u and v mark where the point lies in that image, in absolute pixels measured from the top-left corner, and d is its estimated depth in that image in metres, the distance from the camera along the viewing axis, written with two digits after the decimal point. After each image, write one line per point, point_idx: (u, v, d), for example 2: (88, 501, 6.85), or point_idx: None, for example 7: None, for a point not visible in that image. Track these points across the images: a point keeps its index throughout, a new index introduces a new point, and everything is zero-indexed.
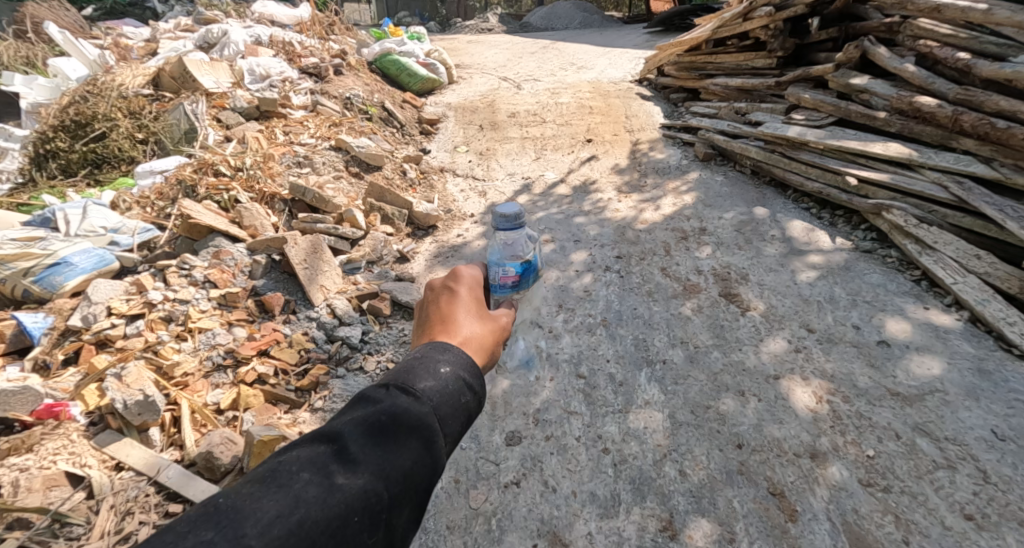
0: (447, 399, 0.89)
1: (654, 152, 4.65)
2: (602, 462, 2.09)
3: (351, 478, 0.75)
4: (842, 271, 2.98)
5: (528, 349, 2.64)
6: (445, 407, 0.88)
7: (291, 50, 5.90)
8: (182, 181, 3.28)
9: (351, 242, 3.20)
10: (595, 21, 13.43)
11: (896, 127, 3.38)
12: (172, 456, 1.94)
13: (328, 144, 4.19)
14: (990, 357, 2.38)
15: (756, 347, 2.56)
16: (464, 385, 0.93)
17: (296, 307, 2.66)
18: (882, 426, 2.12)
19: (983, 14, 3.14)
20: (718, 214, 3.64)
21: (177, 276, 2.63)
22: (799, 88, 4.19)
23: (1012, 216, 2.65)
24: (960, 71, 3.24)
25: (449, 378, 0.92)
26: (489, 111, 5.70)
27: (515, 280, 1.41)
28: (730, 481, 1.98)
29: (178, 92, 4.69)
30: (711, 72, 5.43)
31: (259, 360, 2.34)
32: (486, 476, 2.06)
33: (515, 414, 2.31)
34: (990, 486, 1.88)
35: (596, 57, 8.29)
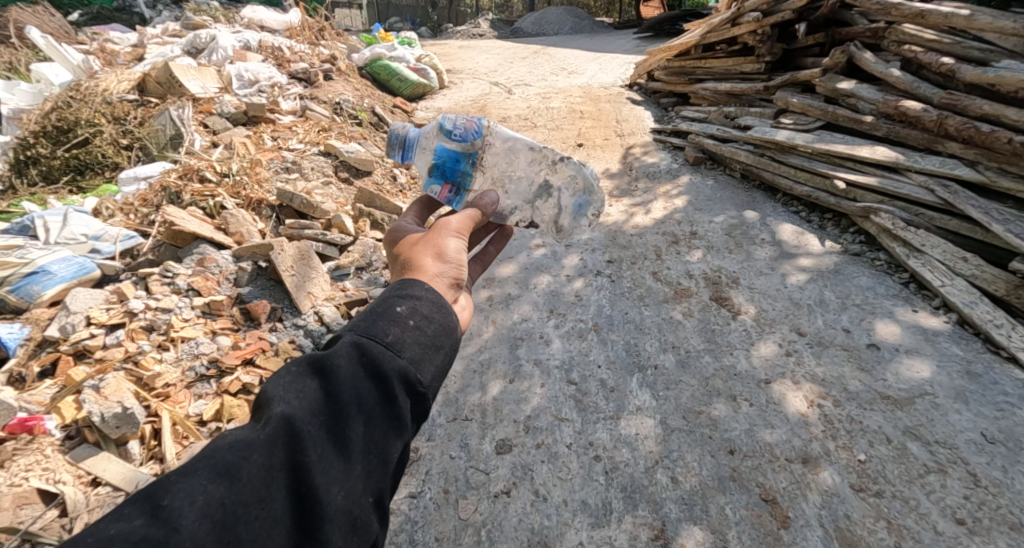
0: (386, 320, 1.05)
1: (645, 156, 4.65)
2: (594, 469, 2.07)
3: (293, 406, 0.91)
4: (831, 275, 2.99)
5: (519, 355, 2.62)
6: (379, 327, 1.03)
7: (280, 56, 5.87)
8: (167, 187, 3.22)
9: (339, 247, 3.16)
10: (586, 27, 13.54)
11: (882, 130, 3.41)
12: (152, 470, 1.90)
13: (317, 149, 4.16)
14: (978, 359, 2.39)
15: (747, 351, 2.55)
16: (411, 299, 1.12)
17: (283, 314, 2.61)
18: (873, 430, 2.12)
19: (966, 19, 3.20)
20: (708, 218, 3.64)
21: (160, 284, 2.59)
22: (787, 93, 4.22)
23: (998, 219, 2.67)
24: (945, 76, 3.28)
25: (390, 302, 1.10)
26: (480, 116, 5.70)
27: (450, 188, 1.92)
28: (722, 488, 1.97)
29: (164, 97, 4.63)
30: (700, 77, 5.45)
31: (244, 370, 2.30)
32: (476, 486, 2.03)
33: (506, 422, 2.28)
34: (980, 490, 1.88)
35: (586, 62, 8.34)
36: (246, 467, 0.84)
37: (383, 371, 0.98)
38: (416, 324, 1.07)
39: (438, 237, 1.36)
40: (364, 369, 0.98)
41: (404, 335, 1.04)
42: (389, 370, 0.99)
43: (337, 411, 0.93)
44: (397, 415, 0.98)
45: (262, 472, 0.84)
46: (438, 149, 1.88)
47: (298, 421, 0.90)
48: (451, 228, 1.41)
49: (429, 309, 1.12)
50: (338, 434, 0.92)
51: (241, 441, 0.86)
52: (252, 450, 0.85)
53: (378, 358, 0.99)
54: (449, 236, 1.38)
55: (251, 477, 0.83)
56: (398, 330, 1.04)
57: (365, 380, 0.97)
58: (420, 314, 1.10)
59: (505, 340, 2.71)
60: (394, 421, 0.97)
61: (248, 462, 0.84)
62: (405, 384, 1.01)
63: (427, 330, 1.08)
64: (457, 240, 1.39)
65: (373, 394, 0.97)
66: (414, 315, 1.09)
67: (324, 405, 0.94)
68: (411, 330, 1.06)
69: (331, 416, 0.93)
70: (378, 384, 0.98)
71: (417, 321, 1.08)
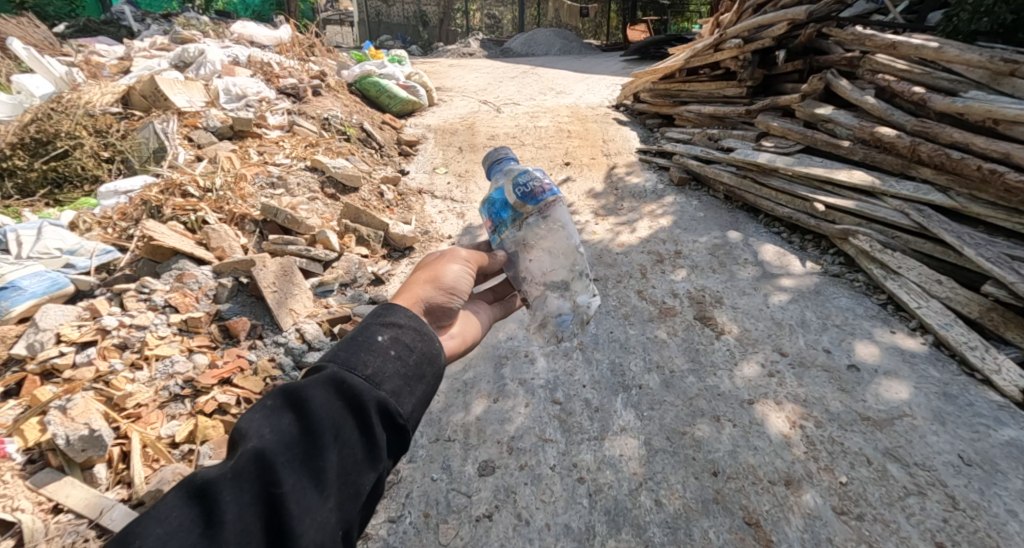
0: (365, 349, 1.02)
1: (631, 176, 4.71)
2: (577, 492, 2.04)
3: (267, 439, 0.88)
4: (812, 295, 3.03)
5: (504, 374, 2.59)
6: (358, 359, 1.00)
7: (269, 71, 5.88)
8: (147, 201, 3.18)
9: (324, 263, 3.14)
10: (573, 48, 13.80)
11: (859, 155, 3.51)
12: (119, 495, 1.83)
13: (304, 164, 4.15)
14: (954, 381, 2.42)
15: (731, 372, 2.56)
16: (393, 326, 1.10)
17: (263, 331, 2.57)
18: (854, 452, 2.13)
19: (935, 51, 3.37)
20: (693, 238, 3.69)
21: (135, 300, 2.53)
22: (769, 117, 4.32)
23: (970, 242, 2.74)
24: (917, 104, 3.39)
25: (372, 331, 1.07)
26: (469, 133, 5.75)
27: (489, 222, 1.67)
28: (707, 511, 1.96)
29: (148, 111, 4.60)
30: (684, 99, 5.57)
31: (220, 390, 2.24)
32: (458, 509, 1.99)
33: (489, 442, 2.25)
34: (959, 513, 1.90)
35: (574, 82, 8.48)
36: (221, 504, 0.81)
37: (359, 397, 0.96)
38: (397, 354, 1.05)
39: (435, 263, 1.38)
40: (342, 399, 0.95)
41: (383, 366, 1.02)
42: (368, 401, 0.96)
43: (313, 443, 0.90)
44: (376, 446, 0.96)
45: (234, 509, 0.81)
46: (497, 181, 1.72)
47: (272, 453, 0.86)
48: (457, 254, 1.42)
49: (413, 337, 1.09)
50: (312, 464, 0.89)
51: (211, 478, 0.82)
52: (223, 486, 0.82)
53: (357, 387, 0.96)
54: (449, 261, 1.39)
55: (224, 515, 0.80)
56: (378, 361, 1.02)
57: (342, 411, 0.94)
58: (401, 343, 1.07)
59: (489, 359, 2.69)
60: (370, 451, 0.95)
61: (221, 499, 0.81)
62: (384, 416, 0.98)
63: (407, 358, 1.06)
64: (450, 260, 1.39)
65: (352, 426, 0.95)
66: (395, 344, 1.06)
67: (299, 436, 0.90)
68: (391, 360, 1.04)
69: (306, 447, 0.90)
70: (357, 415, 0.96)
71: (398, 351, 1.06)
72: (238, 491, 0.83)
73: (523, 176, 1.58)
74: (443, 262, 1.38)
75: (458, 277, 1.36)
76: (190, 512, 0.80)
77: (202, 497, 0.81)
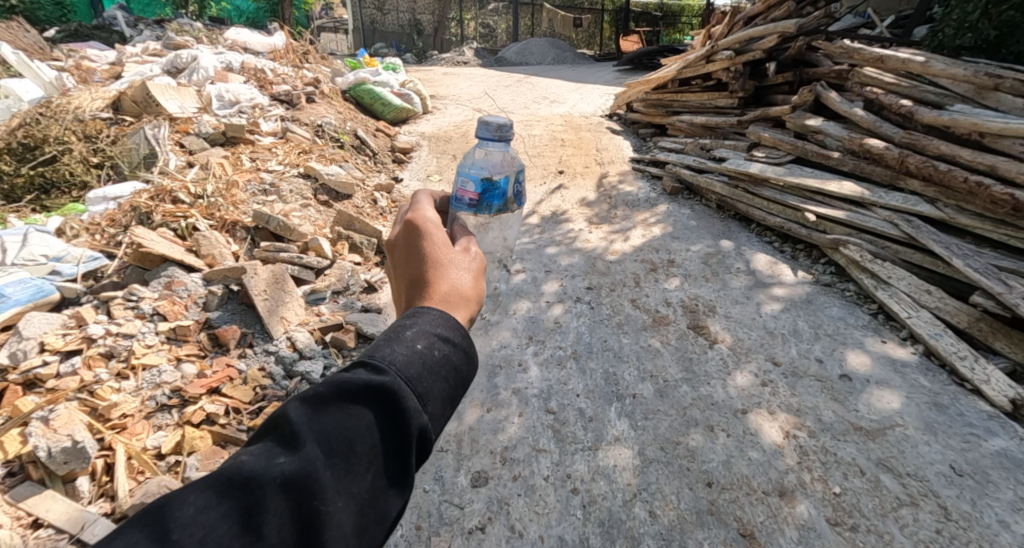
0: (418, 363, 0.87)
1: (624, 185, 4.73)
2: (571, 503, 2.02)
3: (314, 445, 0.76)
4: (804, 304, 3.05)
5: (497, 384, 2.58)
6: (414, 368, 0.87)
7: (262, 77, 5.87)
8: (137, 207, 3.14)
9: (316, 271, 3.11)
10: (566, 59, 13.94)
11: (849, 166, 3.55)
12: (101, 508, 1.79)
13: (297, 171, 4.13)
14: (945, 391, 2.43)
15: (724, 381, 2.56)
16: (445, 341, 0.93)
17: (253, 340, 2.54)
18: (847, 462, 2.13)
19: (921, 65, 3.46)
20: (685, 246, 3.70)
21: (122, 308, 2.50)
22: (760, 128, 4.37)
23: (958, 253, 2.77)
24: (904, 117, 3.44)
25: (423, 340, 0.91)
26: (463, 141, 5.76)
27: (471, 197, 1.42)
28: (701, 522, 1.94)
29: (139, 116, 4.57)
30: (677, 109, 5.62)
31: (209, 399, 2.20)
32: (451, 522, 1.96)
33: (482, 453, 2.23)
34: (952, 524, 1.89)
35: (568, 92, 8.53)
36: (263, 509, 0.71)
37: (411, 419, 0.83)
38: (447, 375, 0.90)
39: (467, 272, 1.13)
40: (391, 418, 0.83)
41: (436, 385, 0.88)
42: (413, 427, 0.83)
43: (356, 461, 0.79)
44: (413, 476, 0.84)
45: (274, 518, 0.71)
46: (502, 164, 1.47)
47: (319, 464, 0.75)
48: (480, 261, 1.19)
49: (461, 360, 0.94)
50: (353, 486, 0.77)
51: (257, 478, 0.72)
52: (269, 489, 0.72)
53: (411, 406, 0.83)
54: (478, 270, 1.17)
55: (262, 525, 0.70)
56: (431, 381, 0.87)
57: (386, 433, 0.83)
58: (451, 363, 0.92)
59: (482, 368, 2.67)
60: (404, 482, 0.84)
61: (265, 503, 0.71)
62: (426, 443, 0.86)
63: (458, 378, 0.92)
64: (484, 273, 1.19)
65: (394, 450, 0.83)
66: (451, 360, 0.92)
67: (345, 446, 0.78)
68: (444, 379, 0.90)
69: (349, 465, 0.78)
70: (400, 440, 0.83)
71: (447, 372, 0.91)
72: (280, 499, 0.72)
73: (521, 177, 1.51)
74: (470, 268, 1.14)
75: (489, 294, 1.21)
76: (226, 508, 0.69)
77: (245, 495, 0.71)
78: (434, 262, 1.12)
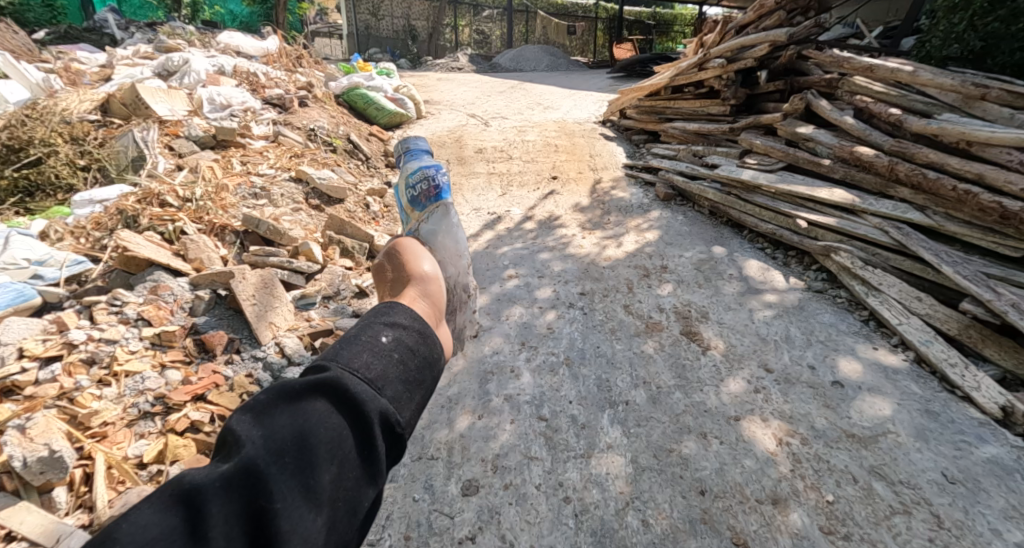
0: (368, 351, 1.00)
1: (617, 191, 4.73)
2: (563, 512, 1.99)
3: (259, 445, 0.83)
4: (796, 311, 3.05)
5: (489, 390, 2.55)
6: (361, 360, 0.98)
7: (254, 81, 5.83)
8: (123, 211, 3.09)
9: (306, 276, 3.08)
10: (561, 65, 14.00)
11: (839, 174, 3.57)
12: (78, 520, 1.74)
13: (288, 174, 4.09)
14: (936, 398, 2.44)
15: (717, 388, 2.55)
16: (396, 326, 1.08)
17: (240, 346, 2.49)
18: (840, 470, 2.12)
19: (909, 75, 3.51)
20: (678, 252, 3.70)
21: (106, 314, 2.45)
22: (751, 135, 4.40)
23: (947, 260, 2.79)
24: (894, 125, 3.47)
25: (375, 330, 1.05)
26: (457, 146, 5.75)
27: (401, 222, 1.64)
28: (694, 531, 1.92)
29: (128, 118, 4.51)
30: (670, 116, 5.66)
31: (194, 407, 2.16)
32: (440, 532, 1.92)
33: (473, 461, 2.20)
34: (944, 532, 1.89)
35: (562, 98, 8.56)
36: (210, 512, 0.77)
37: (361, 409, 0.93)
38: (400, 358, 1.03)
39: (406, 258, 1.30)
40: (343, 409, 0.93)
41: (386, 371, 1.00)
42: (371, 411, 0.94)
43: (308, 455, 0.87)
44: (371, 462, 0.94)
45: (222, 519, 0.77)
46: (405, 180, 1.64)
47: (265, 462, 0.82)
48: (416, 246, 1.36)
49: (416, 340, 1.08)
50: (307, 481, 0.85)
51: (201, 485, 0.78)
52: (213, 494, 0.78)
53: (357, 398, 0.93)
54: (418, 252, 1.33)
55: (211, 527, 0.76)
56: (382, 365, 1.00)
57: (336, 426, 0.91)
58: (403, 346, 1.05)
59: (474, 375, 2.64)
60: (367, 468, 0.93)
61: (211, 507, 0.77)
62: (385, 426, 0.97)
63: (409, 365, 1.04)
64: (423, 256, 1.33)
65: (349, 438, 0.92)
66: (399, 349, 1.04)
67: (294, 446, 0.86)
68: (394, 362, 1.02)
69: (300, 459, 0.86)
70: (355, 426, 0.93)
71: (401, 355, 1.04)
72: (227, 500, 0.79)
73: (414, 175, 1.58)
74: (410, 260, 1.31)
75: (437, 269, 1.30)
76: (174, 518, 0.76)
77: (190, 502, 0.77)
78: (379, 278, 1.32)
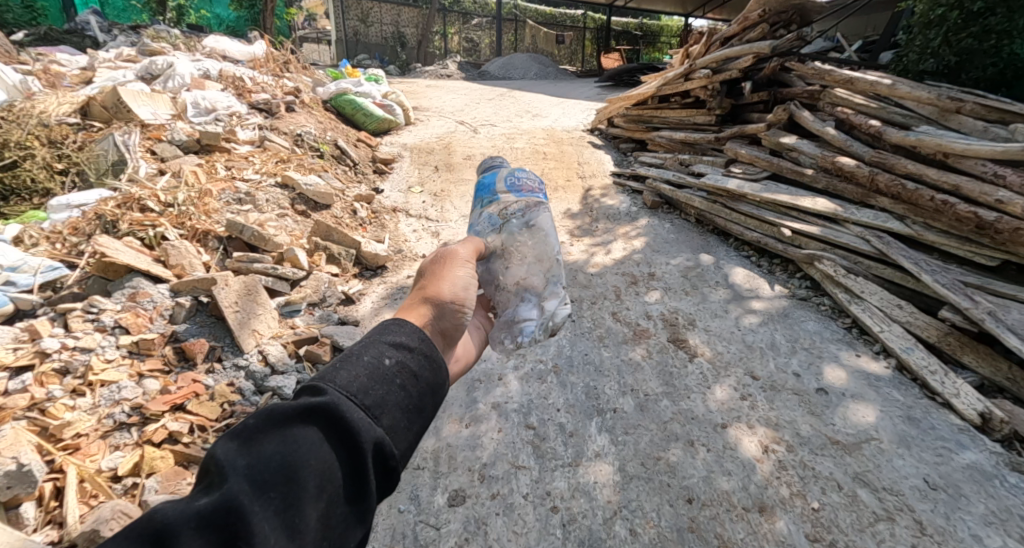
0: (368, 376, 0.99)
1: (606, 198, 4.76)
2: (551, 522, 1.97)
3: (241, 479, 0.83)
4: (781, 318, 3.07)
5: (476, 398, 2.52)
6: (360, 387, 0.97)
7: (240, 85, 5.77)
8: (102, 216, 3.03)
9: (291, 282, 3.04)
10: (549, 73, 14.07)
11: (822, 183, 3.62)
12: (47, 537, 1.68)
13: (274, 180, 4.04)
14: (917, 404, 2.47)
15: (704, 395, 2.55)
16: (401, 349, 1.06)
17: (222, 354, 2.45)
18: (825, 477, 2.13)
19: (888, 88, 3.59)
20: (666, 260, 3.72)
21: (81, 322, 2.38)
22: (737, 144, 4.45)
23: (927, 269, 2.84)
24: (873, 137, 3.54)
25: (379, 351, 1.03)
26: (446, 153, 5.74)
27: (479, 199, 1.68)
28: (682, 540, 1.91)
29: (109, 122, 4.43)
30: (657, 125, 5.72)
31: (172, 417, 2.11)
32: (426, 543, 1.89)
33: (460, 470, 2.17)
34: (926, 538, 1.90)
35: (551, 106, 8.60)
36: None
37: (355, 440, 0.92)
38: (402, 383, 1.02)
39: (439, 274, 1.29)
40: (335, 439, 0.92)
41: (386, 397, 0.98)
42: (366, 441, 0.93)
43: (294, 491, 0.86)
44: (361, 495, 0.93)
45: None
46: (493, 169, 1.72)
47: (246, 497, 0.82)
48: (460, 263, 1.34)
49: (420, 365, 1.06)
50: (290, 519, 0.85)
51: (177, 521, 0.78)
52: (187, 532, 0.78)
53: (352, 429, 0.92)
54: (454, 269, 1.31)
55: None
56: (384, 390, 0.99)
57: (326, 458, 0.90)
58: (407, 370, 1.04)
59: (461, 382, 2.62)
60: (357, 503, 0.93)
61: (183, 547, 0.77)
62: (380, 458, 0.95)
63: (411, 391, 1.03)
64: (454, 273, 1.31)
65: (339, 470, 0.91)
66: (402, 372, 1.03)
67: (280, 481, 0.86)
68: (396, 389, 1.00)
69: (285, 493, 0.86)
70: (347, 457, 0.92)
71: (403, 380, 1.02)
72: (204, 537, 0.79)
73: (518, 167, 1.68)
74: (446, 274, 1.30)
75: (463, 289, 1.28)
76: None
77: (164, 538, 0.76)
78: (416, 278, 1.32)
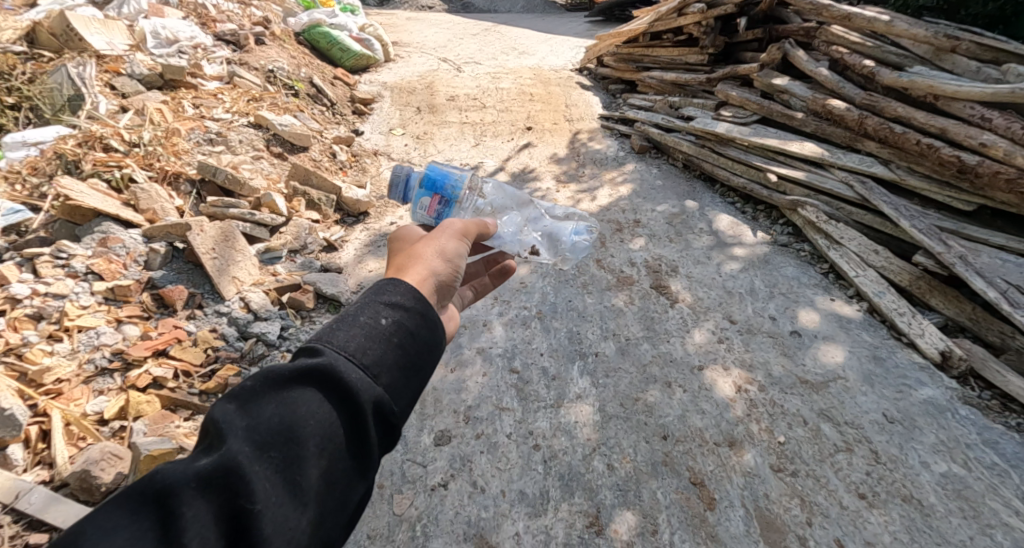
0: (365, 335, 0.98)
1: (593, 142, 4.66)
2: (532, 459, 2.07)
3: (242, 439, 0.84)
4: (761, 264, 3.12)
5: (461, 343, 2.56)
6: (357, 347, 0.97)
7: (203, 14, 5.37)
8: (63, 156, 2.87)
9: (270, 229, 2.98)
10: (537, 6, 13.34)
11: (811, 127, 3.57)
12: (38, 477, 1.71)
13: (247, 120, 3.85)
14: (884, 345, 2.58)
15: (682, 339, 2.62)
16: (397, 309, 1.04)
17: (202, 300, 2.42)
18: (792, 413, 2.24)
19: (885, 25, 3.46)
20: (651, 206, 3.70)
21: (51, 267, 2.31)
22: (728, 86, 4.33)
23: (905, 214, 2.87)
24: (866, 78, 3.47)
25: (374, 310, 1.02)
26: (428, 93, 5.50)
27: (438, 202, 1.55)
28: (655, 473, 2.03)
29: (60, 52, 4.11)
30: (648, 65, 5.52)
31: (156, 362, 2.11)
32: (412, 480, 1.98)
33: (445, 412, 2.23)
34: (880, 466, 2.04)
35: (539, 43, 8.21)
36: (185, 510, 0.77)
37: (353, 399, 0.93)
38: (400, 342, 1.01)
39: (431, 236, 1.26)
40: (334, 398, 0.93)
41: (384, 356, 0.98)
42: (364, 399, 0.94)
43: (295, 450, 0.88)
44: (361, 453, 0.95)
45: (198, 520, 0.78)
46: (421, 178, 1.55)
47: (247, 457, 0.83)
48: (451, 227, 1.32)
49: (416, 324, 1.04)
50: (292, 477, 0.87)
51: (178, 481, 0.78)
52: (189, 492, 0.78)
53: (351, 389, 0.93)
54: (446, 231, 1.29)
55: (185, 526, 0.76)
56: (381, 350, 0.98)
57: (325, 418, 0.91)
58: (404, 329, 1.03)
59: None
60: (357, 460, 0.95)
61: (186, 507, 0.77)
62: (379, 417, 0.97)
63: (410, 350, 1.02)
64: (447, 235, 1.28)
65: (338, 429, 0.93)
66: (399, 332, 1.02)
67: (281, 441, 0.87)
68: (393, 348, 1.00)
69: (286, 453, 0.87)
70: (346, 417, 0.93)
71: (400, 339, 1.02)
72: (206, 498, 0.79)
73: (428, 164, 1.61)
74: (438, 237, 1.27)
75: (455, 251, 1.25)
76: (149, 516, 0.76)
77: (166, 498, 0.77)
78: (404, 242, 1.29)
